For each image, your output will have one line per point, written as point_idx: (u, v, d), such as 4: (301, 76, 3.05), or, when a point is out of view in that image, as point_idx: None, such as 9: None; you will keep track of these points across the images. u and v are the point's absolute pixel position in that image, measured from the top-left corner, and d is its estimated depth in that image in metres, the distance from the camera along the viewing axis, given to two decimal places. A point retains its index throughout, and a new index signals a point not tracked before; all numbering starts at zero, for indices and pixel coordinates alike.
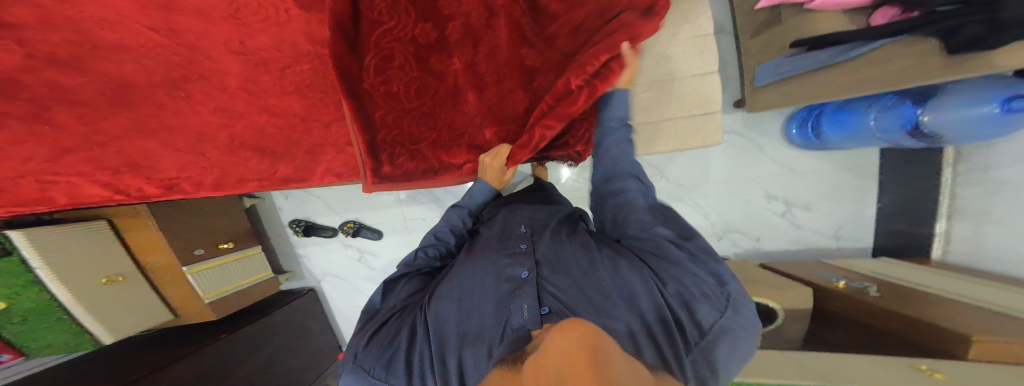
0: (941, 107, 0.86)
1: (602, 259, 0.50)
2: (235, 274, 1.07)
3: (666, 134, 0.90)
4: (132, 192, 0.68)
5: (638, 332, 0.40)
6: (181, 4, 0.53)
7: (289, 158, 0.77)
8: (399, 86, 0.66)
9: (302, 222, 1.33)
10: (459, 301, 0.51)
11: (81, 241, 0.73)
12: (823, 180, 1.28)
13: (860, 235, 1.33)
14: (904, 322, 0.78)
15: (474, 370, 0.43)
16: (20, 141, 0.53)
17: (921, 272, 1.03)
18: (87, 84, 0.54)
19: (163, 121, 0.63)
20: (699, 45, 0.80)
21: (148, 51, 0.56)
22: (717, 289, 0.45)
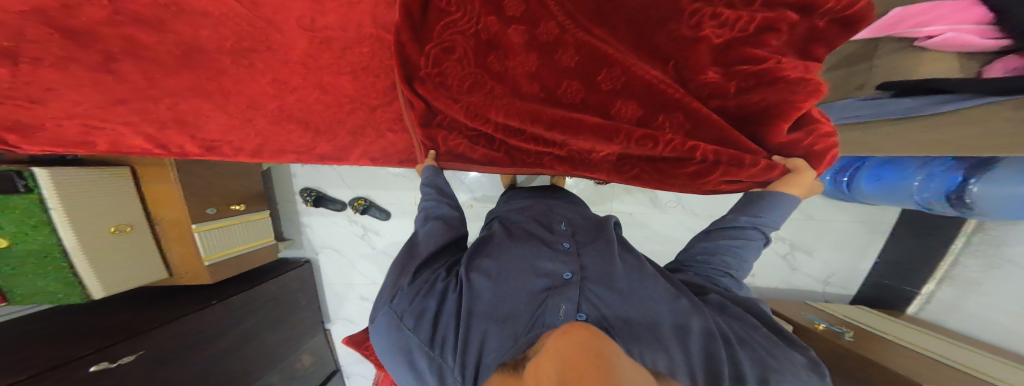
0: (996, 180, 0.69)
1: (657, 286, 0.56)
2: (237, 237, 1.03)
3: None
4: (172, 148, 0.70)
5: (684, 363, 0.45)
6: None
7: (330, 135, 0.76)
8: (458, 80, 0.69)
9: (312, 192, 1.28)
10: (496, 283, 0.56)
11: (101, 187, 0.71)
12: (840, 232, 1.27)
13: (847, 284, 1.34)
14: (864, 364, 0.83)
15: (497, 349, 0.47)
16: (78, 83, 0.56)
17: (887, 321, 1.09)
18: (160, 44, 0.56)
19: (220, 85, 0.65)
20: None
21: (227, 20, 0.58)
22: (774, 351, 0.47)
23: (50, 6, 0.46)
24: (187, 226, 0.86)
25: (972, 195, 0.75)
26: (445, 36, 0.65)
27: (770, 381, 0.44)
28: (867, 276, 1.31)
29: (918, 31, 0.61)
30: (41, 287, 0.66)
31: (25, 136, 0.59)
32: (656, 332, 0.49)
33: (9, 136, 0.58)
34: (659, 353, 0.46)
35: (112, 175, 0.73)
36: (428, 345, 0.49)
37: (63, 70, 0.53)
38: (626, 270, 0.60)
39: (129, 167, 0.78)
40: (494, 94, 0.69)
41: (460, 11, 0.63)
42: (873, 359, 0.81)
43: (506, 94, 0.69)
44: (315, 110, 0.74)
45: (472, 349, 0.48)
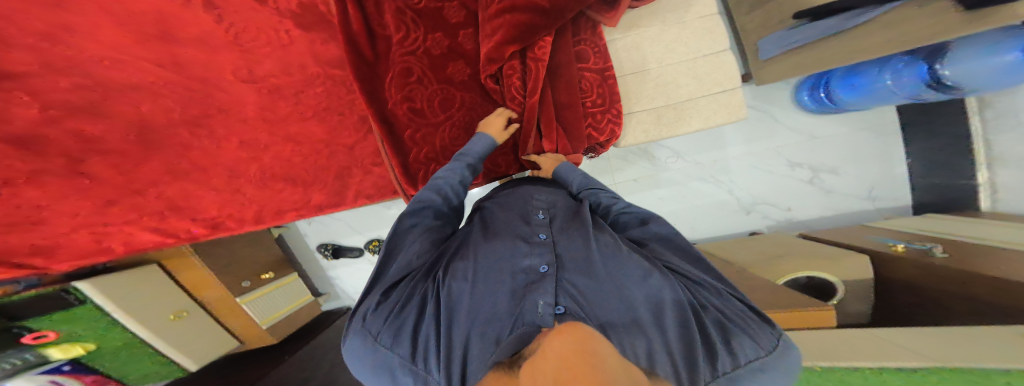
0: (958, 60, 0.65)
1: (631, 259, 0.46)
2: (279, 300, 1.08)
3: (689, 114, 0.79)
4: (182, 234, 0.66)
5: (663, 349, 0.34)
6: (181, 36, 0.59)
7: (320, 184, 0.69)
8: (440, 93, 0.69)
9: (328, 246, 1.20)
10: (473, 283, 0.45)
11: (149, 286, 0.79)
12: (845, 143, 1.08)
13: (897, 193, 1.12)
14: (969, 278, 0.65)
15: (479, 360, 0.36)
16: (63, 196, 0.56)
17: (957, 223, 0.91)
18: (110, 132, 0.57)
19: (193, 161, 0.62)
20: (706, 26, 0.75)
21: (159, 87, 0.59)
22: (742, 321, 0.38)
23: None
24: (232, 300, 0.94)
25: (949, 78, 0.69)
26: (402, 56, 0.66)
27: (732, 347, 0.35)
28: (911, 179, 1.09)
29: None
30: (143, 366, 0.80)
31: (48, 257, 0.59)
32: (634, 313, 0.39)
33: (35, 259, 0.58)
34: (643, 345, 0.35)
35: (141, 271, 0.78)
36: (410, 357, 0.36)
37: (39, 184, 0.53)
38: (603, 247, 0.49)
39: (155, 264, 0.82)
40: (467, 107, 0.71)
41: (404, 32, 0.66)
42: (975, 271, 0.64)
43: (478, 103, 0.72)
44: (300, 164, 0.67)
45: (452, 358, 0.36)
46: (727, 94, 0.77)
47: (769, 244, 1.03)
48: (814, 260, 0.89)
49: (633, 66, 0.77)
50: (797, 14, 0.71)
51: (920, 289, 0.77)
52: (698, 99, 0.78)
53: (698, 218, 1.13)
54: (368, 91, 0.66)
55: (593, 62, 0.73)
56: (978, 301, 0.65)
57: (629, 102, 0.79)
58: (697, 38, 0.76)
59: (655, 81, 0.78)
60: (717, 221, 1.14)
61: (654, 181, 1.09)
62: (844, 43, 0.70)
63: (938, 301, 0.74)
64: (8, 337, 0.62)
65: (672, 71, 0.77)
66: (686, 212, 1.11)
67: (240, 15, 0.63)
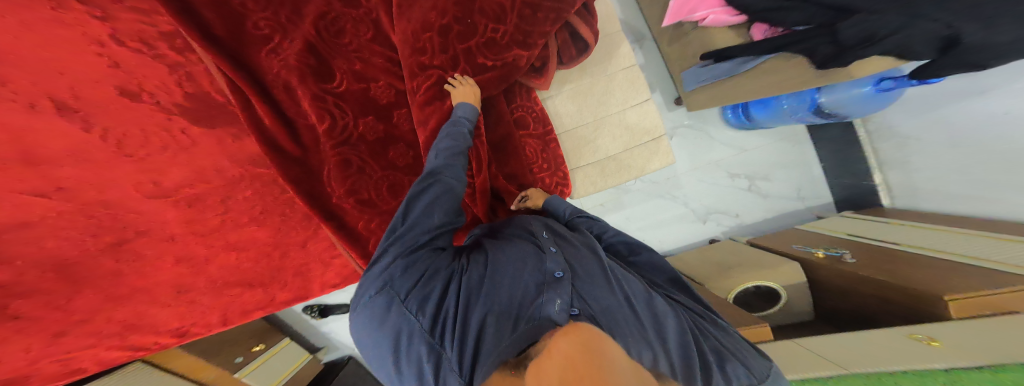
0: (833, 91, 0.82)
1: (633, 283, 0.49)
2: (279, 365, 0.93)
3: (627, 164, 0.80)
4: (151, 346, 0.65)
5: (667, 356, 0.35)
6: (45, 157, 0.49)
7: (280, 284, 0.70)
8: (385, 184, 0.63)
9: (314, 306, 1.06)
10: (492, 273, 0.44)
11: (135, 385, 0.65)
12: (773, 153, 1.18)
13: (820, 191, 1.24)
14: (880, 287, 0.72)
15: (493, 341, 0.34)
16: (3, 339, 0.54)
17: (879, 224, 1.00)
18: (24, 274, 0.52)
19: (130, 285, 0.59)
20: (628, 76, 0.76)
21: (54, 219, 0.52)
22: (726, 346, 0.45)
23: None
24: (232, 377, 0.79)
25: (827, 104, 0.87)
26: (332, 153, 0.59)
27: (725, 368, 0.40)
28: (827, 180, 1.22)
29: (692, 15, 0.76)
30: None
31: None
32: (641, 320, 0.40)
33: None
34: (653, 348, 0.36)
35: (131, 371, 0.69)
36: (431, 330, 0.37)
37: None
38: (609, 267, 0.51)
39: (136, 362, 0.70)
40: None
41: (331, 120, 0.58)
42: (886, 281, 0.70)
43: None
44: (257, 268, 0.67)
45: (468, 341, 0.36)
46: (656, 141, 0.79)
47: (725, 254, 1.10)
48: (760, 270, 0.95)
49: (571, 121, 0.76)
50: (705, 54, 0.76)
51: (850, 293, 0.83)
52: (633, 148, 0.79)
53: (662, 232, 1.19)
54: (301, 192, 0.59)
55: (534, 127, 0.72)
56: (893, 307, 0.71)
57: (572, 157, 0.78)
58: (620, 87, 0.76)
59: (588, 135, 0.77)
60: (677, 233, 1.21)
61: (617, 203, 1.13)
62: (740, 83, 0.76)
63: (859, 301, 0.82)
64: None
65: (604, 122, 0.77)
66: (651, 229, 1.17)
67: (112, 117, 0.52)
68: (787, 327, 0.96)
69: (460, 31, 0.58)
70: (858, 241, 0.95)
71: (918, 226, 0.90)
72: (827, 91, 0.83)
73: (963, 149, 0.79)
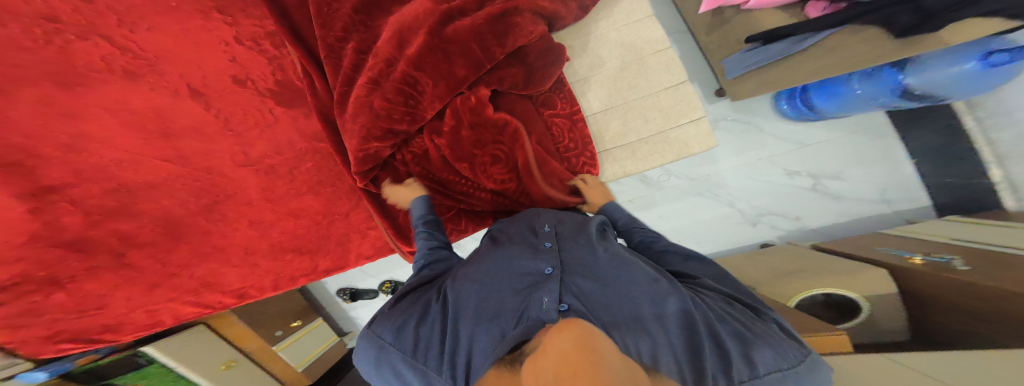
0: (924, 70, 0.74)
1: (641, 268, 0.44)
2: (309, 344, 1.16)
3: (662, 148, 0.78)
4: (214, 304, 0.74)
5: (663, 344, 0.31)
6: (177, 129, 0.63)
7: (324, 252, 0.76)
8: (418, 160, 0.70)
9: (346, 291, 1.21)
10: (480, 285, 0.46)
11: (197, 343, 0.87)
12: (842, 147, 1.04)
13: (915, 194, 1.03)
14: (985, 291, 0.59)
15: (477, 354, 0.34)
16: (114, 284, 0.64)
17: (996, 228, 0.80)
18: (142, 226, 0.63)
19: (213, 244, 0.69)
20: (660, 60, 0.77)
21: (174, 182, 0.64)
22: (757, 327, 0.36)
23: (36, 228, 0.54)
24: (269, 349, 1.02)
25: (914, 85, 0.77)
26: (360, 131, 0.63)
27: (752, 355, 0.31)
28: (925, 180, 1.01)
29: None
30: None
31: (116, 331, 0.68)
32: (639, 312, 0.36)
33: (106, 334, 0.68)
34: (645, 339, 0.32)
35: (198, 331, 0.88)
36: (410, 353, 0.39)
37: (95, 277, 0.62)
38: (610, 258, 0.48)
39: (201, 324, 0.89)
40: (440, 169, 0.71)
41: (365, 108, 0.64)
42: (984, 283, 0.58)
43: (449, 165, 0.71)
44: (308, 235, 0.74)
45: (459, 353, 0.36)
46: (695, 124, 0.76)
47: (785, 261, 0.96)
48: (831, 276, 0.82)
49: (600, 105, 0.80)
50: (750, 37, 0.77)
51: (955, 306, 0.67)
52: (668, 132, 0.77)
53: (705, 234, 1.12)
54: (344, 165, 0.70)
55: (561, 108, 0.76)
56: (1011, 322, 0.57)
57: (600, 139, 0.80)
58: (653, 71, 0.77)
59: (619, 118, 0.79)
60: (721, 236, 1.13)
61: (651, 201, 1.10)
62: (796, 64, 0.73)
63: (972, 321, 0.65)
64: None
65: (638, 104, 0.78)
66: (689, 228, 1.11)
67: (224, 101, 0.67)
68: (878, 348, 0.77)
69: (488, 14, 0.63)
70: (970, 246, 0.77)
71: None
72: (914, 70, 0.75)
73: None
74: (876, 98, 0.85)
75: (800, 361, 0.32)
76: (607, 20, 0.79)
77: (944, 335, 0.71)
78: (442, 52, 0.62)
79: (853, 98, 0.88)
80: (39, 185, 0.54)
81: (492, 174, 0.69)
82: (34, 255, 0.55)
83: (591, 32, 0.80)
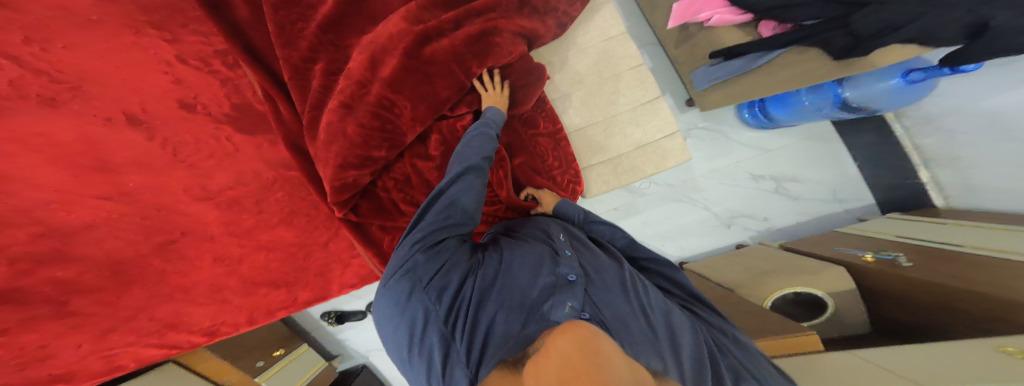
0: (858, 85, 0.80)
1: (656, 296, 0.48)
2: (297, 373, 1.02)
3: (641, 162, 0.81)
4: (183, 344, 0.69)
5: (681, 369, 0.34)
6: (116, 163, 0.56)
7: (303, 284, 0.73)
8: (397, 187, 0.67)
9: (331, 314, 1.16)
10: (501, 277, 0.45)
11: (163, 381, 0.77)
12: (797, 153, 1.11)
13: (860, 192, 1.13)
14: (942, 289, 0.64)
15: (497, 344, 0.35)
16: (59, 334, 0.57)
17: (938, 224, 0.89)
18: (84, 272, 0.57)
19: (175, 284, 0.64)
20: (635, 76, 0.78)
21: (118, 222, 0.58)
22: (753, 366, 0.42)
23: None
24: (250, 381, 0.90)
25: (852, 98, 0.84)
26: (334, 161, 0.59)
27: None
28: (866, 181, 1.11)
29: (698, 16, 0.78)
30: None
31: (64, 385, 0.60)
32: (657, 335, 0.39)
33: None
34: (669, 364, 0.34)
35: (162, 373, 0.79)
36: (442, 322, 0.39)
37: (34, 330, 0.54)
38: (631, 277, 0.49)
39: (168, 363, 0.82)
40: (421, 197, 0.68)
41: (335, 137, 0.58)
42: (947, 286, 0.63)
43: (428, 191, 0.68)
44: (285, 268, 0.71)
45: (479, 334, 0.37)
46: (669, 139, 0.79)
47: (760, 261, 1.03)
48: (799, 276, 0.88)
49: (580, 121, 0.80)
50: (714, 52, 0.77)
51: (913, 301, 0.74)
52: (646, 146, 0.80)
53: (684, 237, 1.18)
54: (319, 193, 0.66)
55: (543, 127, 0.75)
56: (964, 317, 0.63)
57: (584, 155, 0.81)
58: (628, 87, 0.78)
59: (600, 134, 0.80)
60: (698, 238, 1.19)
61: (633, 207, 1.13)
62: (752, 80, 0.76)
63: (926, 312, 0.72)
64: None
65: (616, 121, 0.79)
66: (669, 232, 1.16)
67: (172, 129, 0.60)
68: (840, 342, 0.85)
69: (467, 34, 0.59)
70: (914, 243, 0.85)
71: (977, 227, 0.80)
72: (850, 83, 0.81)
73: (996, 142, 0.75)
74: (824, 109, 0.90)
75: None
76: (584, 32, 0.77)
77: (907, 324, 0.78)
78: (421, 74, 0.59)
79: (803, 108, 0.93)
80: None
81: (482, 195, 0.72)
82: None
83: (568, 45, 0.78)
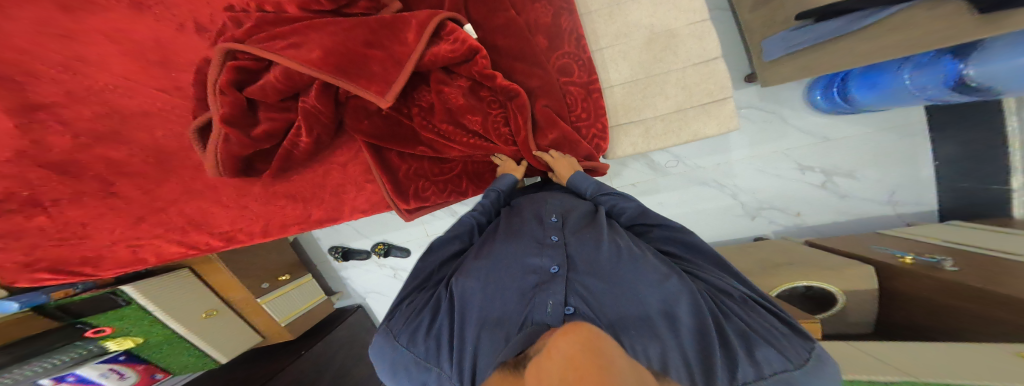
0: (984, 60, 0.59)
1: (649, 264, 0.44)
2: (297, 299, 1.16)
3: (677, 126, 0.77)
4: (201, 245, 0.72)
5: (675, 352, 0.33)
6: (174, 61, 0.64)
7: (318, 201, 0.74)
8: (419, 112, 0.69)
9: (339, 249, 1.29)
10: (485, 284, 0.48)
11: (178, 287, 0.85)
12: (861, 145, 1.01)
13: (923, 197, 1.02)
14: (981, 294, 0.59)
15: (489, 355, 0.38)
16: (98, 213, 0.64)
17: (993, 235, 0.80)
18: (132, 157, 0.64)
19: (205, 181, 0.69)
20: (692, 33, 0.73)
21: (167, 114, 0.66)
22: (760, 325, 0.37)
23: (23, 146, 0.54)
24: (253, 302, 1.01)
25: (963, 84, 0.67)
26: (314, 62, 0.52)
27: (754, 354, 0.33)
28: (939, 183, 0.99)
29: None
30: (184, 358, 0.90)
31: (95, 266, 0.67)
32: (647, 317, 0.38)
33: (86, 268, 0.66)
34: (654, 350, 0.33)
35: (179, 275, 0.86)
36: (426, 356, 0.43)
37: (79, 203, 0.62)
38: (617, 249, 0.48)
39: (185, 268, 0.90)
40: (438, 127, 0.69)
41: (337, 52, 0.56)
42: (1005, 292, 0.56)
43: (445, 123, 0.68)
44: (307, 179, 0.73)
45: (464, 354, 0.41)
46: (718, 104, 0.74)
47: (773, 252, 0.99)
48: (815, 269, 0.84)
49: (619, 76, 0.78)
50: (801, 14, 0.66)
51: (942, 307, 0.69)
52: (687, 110, 0.76)
53: (704, 223, 1.15)
54: (287, 122, 0.63)
55: (577, 76, 0.74)
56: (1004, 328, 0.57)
57: (615, 113, 0.79)
58: (679, 46, 0.74)
59: (637, 92, 0.78)
60: (721, 226, 1.15)
61: (653, 186, 1.12)
62: (849, 45, 0.64)
63: (951, 315, 0.67)
64: (72, 332, 0.72)
65: (660, 79, 0.76)
66: (688, 217, 1.14)
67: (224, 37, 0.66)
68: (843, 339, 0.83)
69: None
70: (981, 252, 0.73)
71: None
72: (977, 59, 0.61)
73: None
74: (925, 92, 0.74)
75: (802, 355, 0.33)
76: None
77: (926, 328, 0.74)
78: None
79: (899, 87, 0.78)
80: (24, 102, 0.53)
81: (502, 134, 0.70)
82: (19, 173, 0.56)
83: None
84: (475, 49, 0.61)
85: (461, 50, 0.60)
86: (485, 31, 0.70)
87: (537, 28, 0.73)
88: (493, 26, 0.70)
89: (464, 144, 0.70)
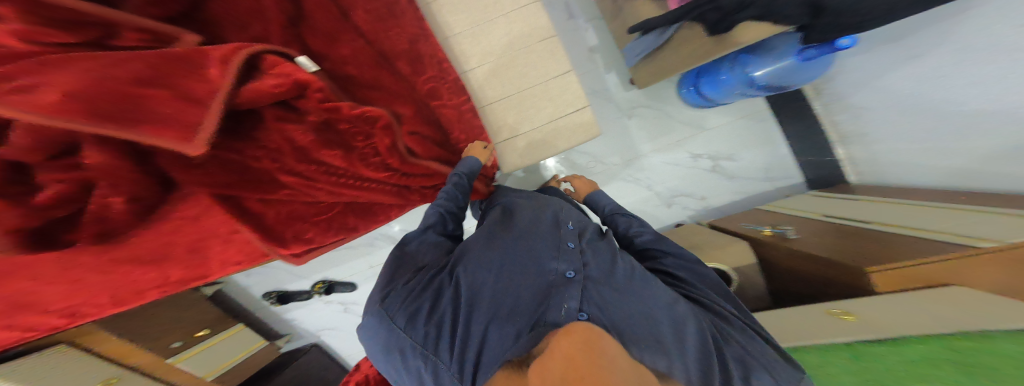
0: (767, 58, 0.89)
1: (659, 290, 0.61)
2: (225, 352, 1.22)
3: (552, 137, 0.78)
4: (40, 326, 0.76)
5: (685, 368, 0.44)
6: None
7: (177, 262, 0.79)
8: (264, 153, 0.63)
9: (274, 294, 1.37)
10: (499, 283, 0.64)
11: (56, 366, 0.84)
12: (732, 132, 1.18)
13: (781, 171, 1.21)
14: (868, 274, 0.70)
15: (496, 350, 0.52)
16: None
17: (880, 208, 0.95)
18: None
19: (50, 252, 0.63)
20: (548, 48, 0.75)
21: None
22: (762, 359, 0.52)
23: None
24: (162, 363, 1.04)
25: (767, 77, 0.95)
26: (53, 108, 0.40)
27: (749, 379, 0.48)
28: None
29: None
30: None
31: None
32: (655, 328, 0.52)
33: None
34: (682, 365, 0.45)
35: (59, 350, 0.88)
36: (421, 342, 0.57)
37: None
38: (632, 273, 0.66)
39: (60, 342, 0.92)
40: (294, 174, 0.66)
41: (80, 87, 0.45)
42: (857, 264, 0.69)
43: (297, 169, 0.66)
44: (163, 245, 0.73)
45: (473, 348, 0.55)
46: (579, 112, 0.76)
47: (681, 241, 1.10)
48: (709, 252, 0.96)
49: (493, 94, 0.76)
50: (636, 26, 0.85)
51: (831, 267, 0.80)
52: (557, 120, 0.77)
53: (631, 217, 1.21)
54: (83, 184, 0.55)
55: (448, 98, 0.71)
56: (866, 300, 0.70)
57: (496, 129, 0.77)
58: (540, 60, 0.75)
59: (511, 106, 0.77)
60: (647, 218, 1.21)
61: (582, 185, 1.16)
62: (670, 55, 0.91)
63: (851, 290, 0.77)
64: None
65: (529, 93, 0.76)
66: None
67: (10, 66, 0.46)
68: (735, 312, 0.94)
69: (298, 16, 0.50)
70: (869, 227, 0.88)
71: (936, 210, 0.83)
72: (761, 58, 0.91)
73: (956, 88, 0.81)
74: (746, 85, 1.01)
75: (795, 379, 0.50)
76: (497, 3, 0.73)
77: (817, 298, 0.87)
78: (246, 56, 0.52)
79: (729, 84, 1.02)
80: None
81: (372, 163, 0.71)
82: None
83: (481, 16, 0.74)
84: (307, 83, 0.57)
85: (289, 86, 0.55)
86: (331, 62, 0.64)
87: (396, 52, 0.67)
88: (337, 56, 0.65)
89: (329, 179, 0.68)
